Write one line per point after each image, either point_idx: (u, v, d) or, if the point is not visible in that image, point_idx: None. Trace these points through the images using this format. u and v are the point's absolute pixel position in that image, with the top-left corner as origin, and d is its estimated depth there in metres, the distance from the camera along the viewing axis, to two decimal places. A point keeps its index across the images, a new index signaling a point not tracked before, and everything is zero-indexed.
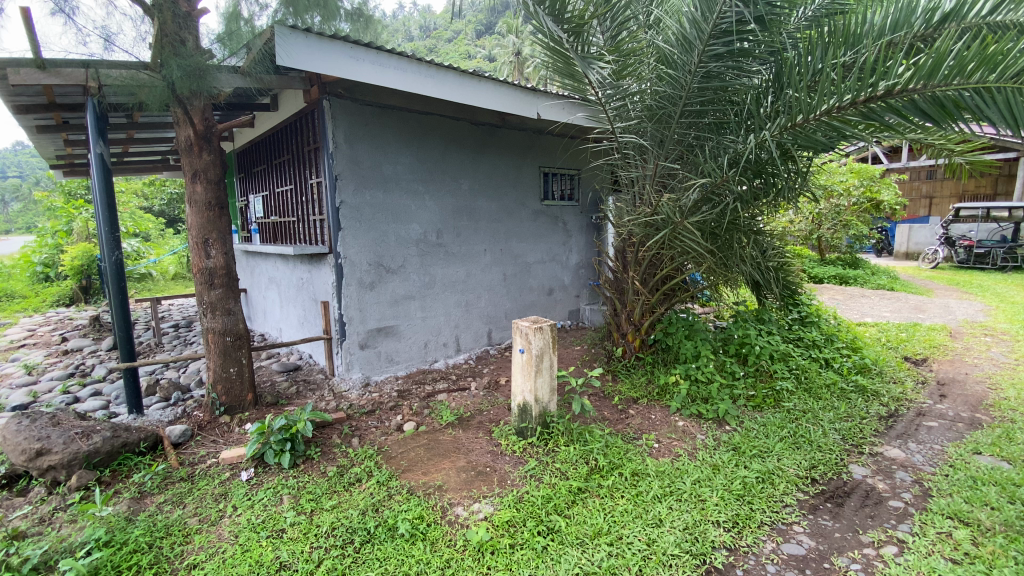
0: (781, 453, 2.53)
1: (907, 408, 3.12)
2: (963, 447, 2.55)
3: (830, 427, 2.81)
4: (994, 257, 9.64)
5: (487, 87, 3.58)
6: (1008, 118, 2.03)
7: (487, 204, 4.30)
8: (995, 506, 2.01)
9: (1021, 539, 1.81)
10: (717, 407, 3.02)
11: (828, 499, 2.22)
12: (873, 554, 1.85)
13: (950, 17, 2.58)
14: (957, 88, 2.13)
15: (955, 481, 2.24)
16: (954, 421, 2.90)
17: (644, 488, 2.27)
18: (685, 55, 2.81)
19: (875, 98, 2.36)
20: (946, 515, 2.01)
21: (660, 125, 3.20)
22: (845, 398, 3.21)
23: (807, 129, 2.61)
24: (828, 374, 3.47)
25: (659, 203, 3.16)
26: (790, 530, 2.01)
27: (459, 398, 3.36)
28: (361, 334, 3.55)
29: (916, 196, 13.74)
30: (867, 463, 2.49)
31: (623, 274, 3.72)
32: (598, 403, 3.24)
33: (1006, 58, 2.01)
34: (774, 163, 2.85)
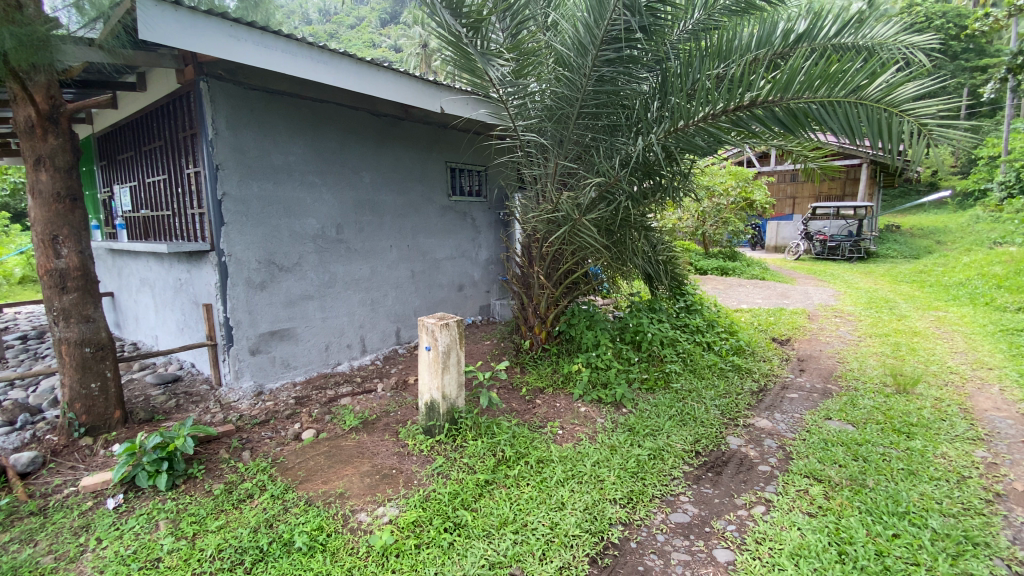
0: (670, 430, 2.75)
1: (774, 382, 3.54)
2: (817, 414, 2.94)
3: (711, 403, 3.11)
4: (842, 250, 11.22)
5: (386, 77, 3.48)
6: (846, 128, 2.38)
7: (391, 198, 4.17)
8: (841, 464, 2.35)
9: (861, 490, 2.12)
10: (616, 392, 3.21)
11: (709, 469, 2.45)
12: (746, 515, 2.07)
13: (804, 37, 2.96)
14: (807, 101, 2.43)
15: (810, 444, 2.57)
16: (811, 392, 3.34)
17: (548, 474, 2.35)
18: (580, 59, 2.93)
19: (742, 108, 2.62)
20: (804, 474, 2.30)
21: (559, 125, 3.32)
22: (724, 376, 3.57)
23: (688, 133, 2.84)
24: (710, 356, 3.84)
25: (559, 200, 3.29)
26: (677, 501, 2.19)
27: (363, 401, 3.25)
28: (251, 338, 3.29)
29: (782, 196, 15.57)
30: (741, 434, 2.79)
31: (528, 269, 3.80)
32: (507, 395, 3.30)
33: (844, 76, 2.34)
34: (660, 164, 3.07)
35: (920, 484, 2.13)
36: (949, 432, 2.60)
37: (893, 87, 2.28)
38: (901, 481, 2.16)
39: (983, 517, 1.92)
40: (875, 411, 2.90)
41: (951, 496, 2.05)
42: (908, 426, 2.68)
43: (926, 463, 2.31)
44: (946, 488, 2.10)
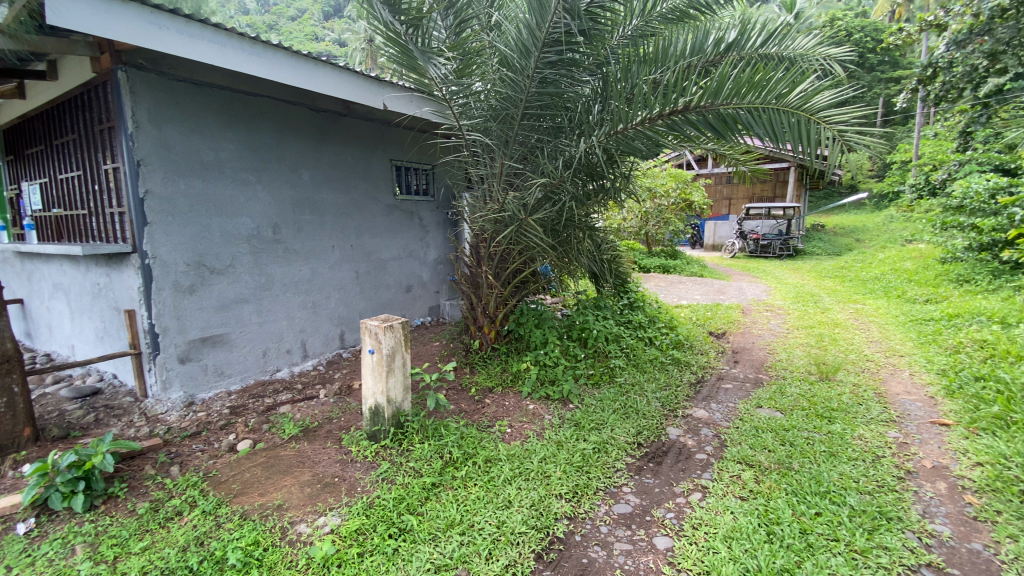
0: (614, 423, 2.83)
1: (711, 374, 3.72)
2: (749, 403, 3.11)
3: (652, 396, 3.23)
4: (774, 248, 11.95)
5: (325, 72, 3.37)
6: (770, 132, 2.52)
7: (333, 197, 4.04)
8: (770, 449, 2.49)
9: (788, 473, 2.26)
10: (562, 388, 3.27)
11: (651, 459, 2.55)
12: (684, 502, 2.16)
13: (732, 47, 3.13)
14: (735, 106, 2.57)
15: (743, 431, 2.72)
16: (744, 382, 3.54)
17: (495, 473, 2.36)
18: (524, 60, 2.95)
19: (676, 112, 2.74)
20: (737, 460, 2.43)
21: (504, 125, 3.33)
22: (664, 369, 3.71)
23: (627, 136, 2.92)
24: (652, 351, 3.99)
25: (505, 200, 3.31)
26: (620, 492, 2.26)
27: (304, 408, 3.13)
28: (180, 346, 3.10)
29: (718, 198, 16.38)
30: (680, 424, 2.91)
31: (477, 269, 3.78)
32: (455, 396, 3.28)
33: (768, 84, 2.48)
34: (603, 167, 3.14)
35: (839, 464, 2.30)
36: (865, 415, 2.83)
37: (810, 95, 2.46)
38: (823, 463, 2.32)
39: (894, 492, 2.09)
40: (801, 398, 3.11)
41: (866, 474, 2.22)
42: (829, 411, 2.89)
43: (844, 444, 2.49)
44: (861, 467, 2.27)
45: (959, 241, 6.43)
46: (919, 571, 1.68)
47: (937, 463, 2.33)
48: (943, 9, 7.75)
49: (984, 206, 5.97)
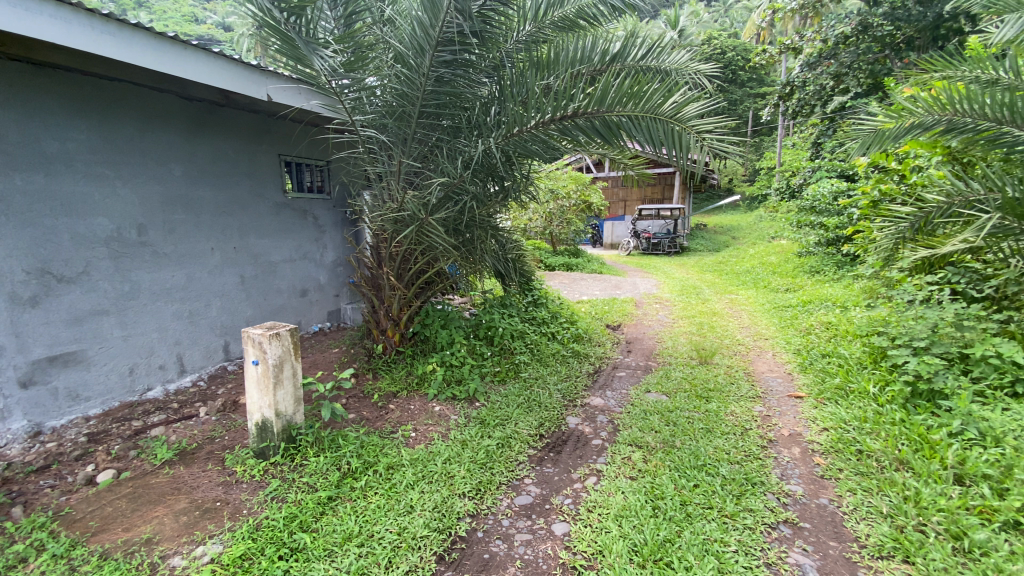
0: (517, 418, 2.90)
1: (607, 364, 3.95)
2: (640, 388, 3.36)
3: (554, 388, 3.35)
4: (663, 245, 12.97)
5: (196, 58, 3.06)
6: (648, 139, 2.73)
7: (211, 195, 3.70)
8: (656, 430, 2.71)
9: (671, 450, 2.47)
10: (468, 387, 3.28)
11: (551, 449, 2.64)
12: (581, 487, 2.27)
13: (617, 58, 3.28)
14: (618, 114, 2.75)
15: (634, 415, 2.92)
16: (636, 369, 3.80)
17: (397, 479, 2.31)
18: (419, 58, 2.92)
19: (567, 117, 2.88)
20: (628, 443, 2.61)
21: (400, 122, 3.27)
22: (565, 362, 3.87)
23: (523, 139, 3.03)
24: (554, 345, 4.14)
25: (404, 199, 3.20)
26: (522, 484, 2.32)
27: (181, 429, 2.83)
28: (20, 368, 2.65)
29: (614, 199, 17.41)
30: (579, 413, 3.06)
31: (378, 270, 3.64)
32: (356, 404, 3.16)
33: (646, 94, 2.68)
34: (501, 168, 3.25)
35: (713, 439, 2.56)
36: (736, 393, 3.17)
37: (681, 106, 2.66)
38: (701, 439, 2.56)
39: (758, 460, 2.35)
40: (683, 381, 3.41)
41: (736, 445, 2.49)
42: (707, 391, 3.20)
43: (719, 421, 2.77)
44: (733, 440, 2.54)
45: (810, 237, 7.45)
46: (777, 527, 1.91)
47: (794, 431, 2.67)
48: (798, 35, 8.89)
49: (828, 207, 6.97)
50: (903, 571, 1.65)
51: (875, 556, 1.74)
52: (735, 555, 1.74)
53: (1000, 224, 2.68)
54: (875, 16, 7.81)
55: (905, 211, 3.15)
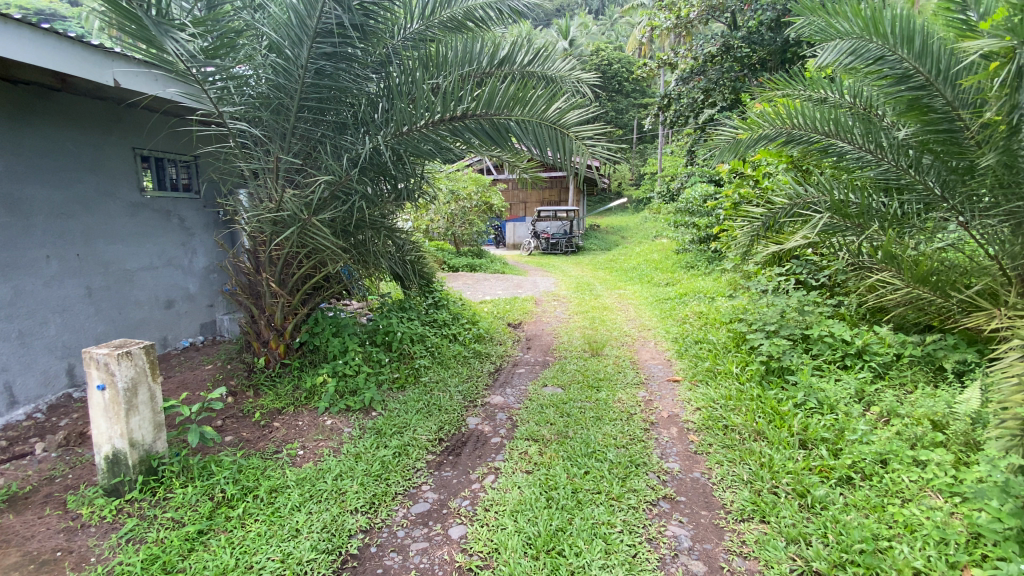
0: (415, 424, 2.83)
1: (507, 361, 3.99)
2: (537, 383, 3.45)
3: (454, 390, 3.32)
4: (562, 245, 13.51)
5: (21, 32, 2.57)
6: (535, 144, 2.81)
7: (45, 193, 3.14)
8: (551, 422, 2.80)
9: (565, 440, 2.56)
10: (363, 397, 3.12)
11: (451, 452, 2.61)
12: (479, 487, 2.26)
13: (505, 61, 3.36)
14: (506, 118, 2.80)
15: (531, 410, 2.98)
16: (534, 365, 3.89)
17: (281, 502, 2.13)
18: (296, 49, 2.75)
19: (457, 118, 2.87)
20: (525, 438, 2.66)
21: (277, 116, 3.03)
22: (467, 363, 3.84)
23: (413, 139, 2.96)
24: (455, 347, 4.06)
25: (283, 199, 2.97)
26: (419, 492, 2.26)
27: (9, 472, 2.37)
28: None
29: (514, 201, 17.77)
30: (479, 413, 3.05)
31: (256, 277, 3.35)
32: (234, 425, 2.87)
33: (531, 100, 2.76)
34: (390, 166, 3.14)
35: (602, 426, 2.70)
36: (623, 380, 3.39)
37: (563, 113, 2.77)
38: (592, 427, 2.69)
39: (642, 442, 2.53)
40: (577, 373, 3.57)
41: (622, 430, 2.65)
42: (598, 381, 3.38)
43: (608, 408, 2.93)
44: (619, 426, 2.70)
45: (687, 236, 8.21)
46: (657, 503, 2.06)
47: (672, 412, 2.92)
48: (673, 52, 9.73)
49: (701, 209, 7.72)
50: (761, 530, 1.87)
51: (738, 519, 1.94)
52: (620, 535, 1.85)
53: (830, 223, 3.12)
54: (735, 39, 8.79)
55: (758, 212, 3.59)
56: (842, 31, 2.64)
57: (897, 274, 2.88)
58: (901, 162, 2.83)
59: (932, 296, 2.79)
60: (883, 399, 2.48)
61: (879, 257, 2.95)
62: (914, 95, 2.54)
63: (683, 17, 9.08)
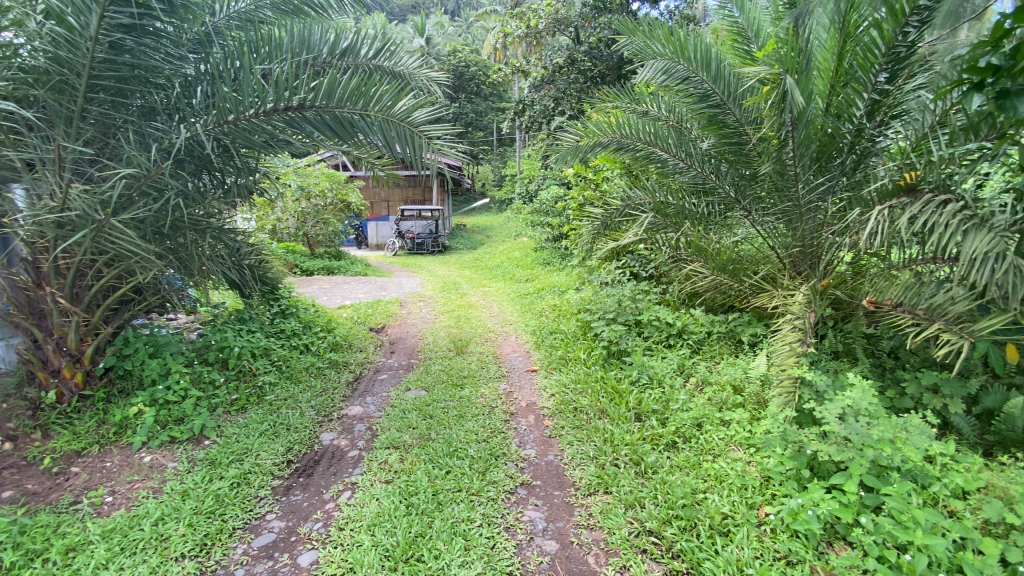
0: (258, 448, 2.55)
1: (368, 368, 3.79)
2: (400, 388, 3.33)
3: (306, 406, 3.06)
4: (427, 245, 13.33)
5: None
6: (383, 140, 2.71)
7: None
8: (414, 426, 2.72)
9: (426, 443, 2.51)
10: (193, 425, 2.71)
11: (301, 473, 2.39)
12: (333, 506, 2.11)
13: (348, 52, 3.19)
14: (349, 111, 2.66)
15: (392, 416, 2.88)
16: (397, 370, 3.76)
17: (80, 563, 1.76)
18: (80, 19, 2.23)
19: (292, 109, 2.62)
20: (385, 446, 2.55)
21: (59, 96, 2.47)
22: (321, 375, 3.55)
23: (242, 128, 2.65)
24: (306, 358, 3.72)
25: (68, 196, 2.45)
26: (262, 523, 2.03)
27: None
28: None
29: (375, 199, 17.07)
30: (335, 427, 2.85)
31: (36, 292, 2.72)
32: (12, 477, 2.30)
33: (375, 94, 2.66)
34: (215, 159, 2.79)
35: (464, 422, 2.72)
36: (486, 375, 3.47)
37: (410, 110, 2.71)
38: (454, 425, 2.69)
39: (501, 434, 2.60)
40: (441, 372, 3.54)
41: (484, 425, 2.70)
42: (462, 379, 3.40)
43: (471, 405, 2.96)
44: (481, 420, 2.75)
45: (544, 235, 8.68)
46: (515, 491, 2.13)
47: (530, 400, 3.06)
48: (525, 60, 10.29)
49: (556, 209, 8.22)
50: (605, 500, 2.04)
51: (586, 493, 2.10)
52: (480, 529, 1.88)
53: (654, 222, 3.61)
54: (579, 53, 9.53)
55: (597, 211, 3.92)
56: (658, 52, 2.98)
57: (703, 265, 3.47)
58: (704, 171, 3.29)
59: (731, 282, 3.41)
60: (699, 371, 2.90)
61: (690, 251, 3.51)
62: (712, 112, 2.96)
63: (533, 27, 9.80)
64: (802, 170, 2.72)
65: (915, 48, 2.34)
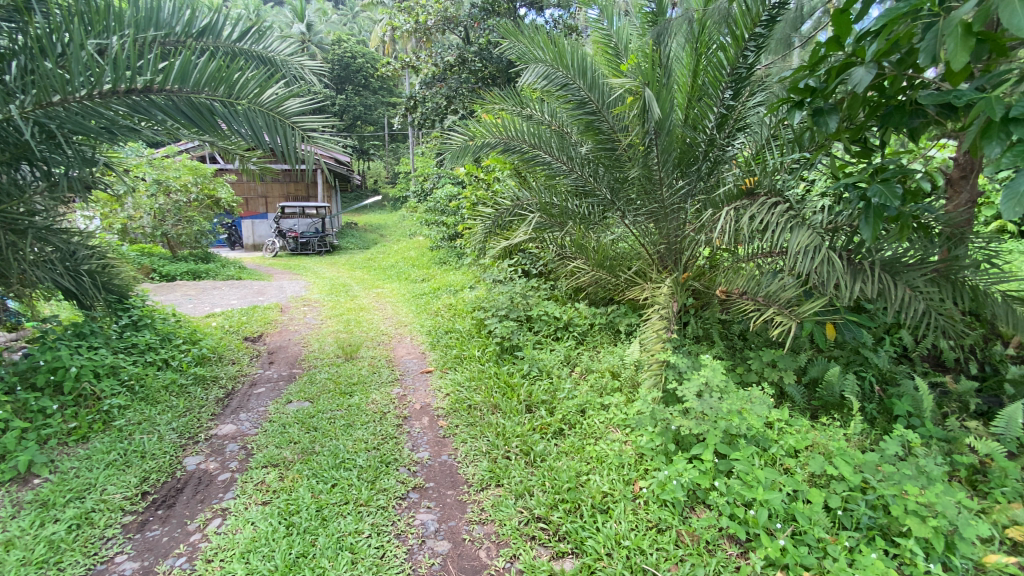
0: (105, 481, 2.22)
1: (242, 382, 3.46)
2: (279, 401, 3.09)
3: (166, 429, 2.72)
4: (312, 245, 12.51)
5: None
6: (250, 130, 2.48)
7: None
8: (295, 441, 2.54)
9: (310, 457, 2.36)
10: (15, 463, 2.27)
11: (159, 506, 2.12)
12: (199, 538, 1.90)
13: (207, 32, 2.90)
14: (207, 97, 2.40)
15: (269, 432, 2.66)
16: (277, 382, 3.48)
17: None
18: None
19: (135, 91, 2.26)
20: (262, 465, 2.35)
21: None
22: (184, 393, 3.17)
23: (70, 112, 2.22)
24: (165, 375, 3.29)
25: None
26: (110, 566, 1.77)
27: None
28: None
29: (252, 196, 15.60)
30: (202, 450, 2.56)
31: None
32: None
33: (238, 80, 2.44)
34: (37, 146, 2.36)
35: (352, 432, 2.60)
36: (377, 381, 3.34)
37: (281, 99, 2.54)
38: (341, 436, 2.56)
39: (393, 439, 2.53)
40: (328, 381, 3.34)
41: (374, 432, 2.60)
42: (350, 386, 3.24)
43: (360, 412, 2.84)
44: (371, 428, 2.65)
45: (438, 234, 8.61)
46: (406, 496, 2.09)
47: (424, 402, 3.01)
48: (415, 56, 10.11)
49: (450, 209, 8.19)
50: (496, 494, 2.09)
51: (478, 489, 2.13)
52: (368, 540, 1.82)
53: (541, 222, 3.80)
54: (469, 53, 9.57)
55: (489, 211, 4.04)
56: (539, 58, 3.07)
57: (583, 262, 3.87)
58: (585, 172, 3.44)
59: (608, 277, 3.77)
60: (583, 361, 3.09)
61: (571, 249, 3.92)
62: (589, 119, 3.17)
63: (422, 22, 9.54)
64: (665, 174, 3.01)
65: (753, 70, 2.70)
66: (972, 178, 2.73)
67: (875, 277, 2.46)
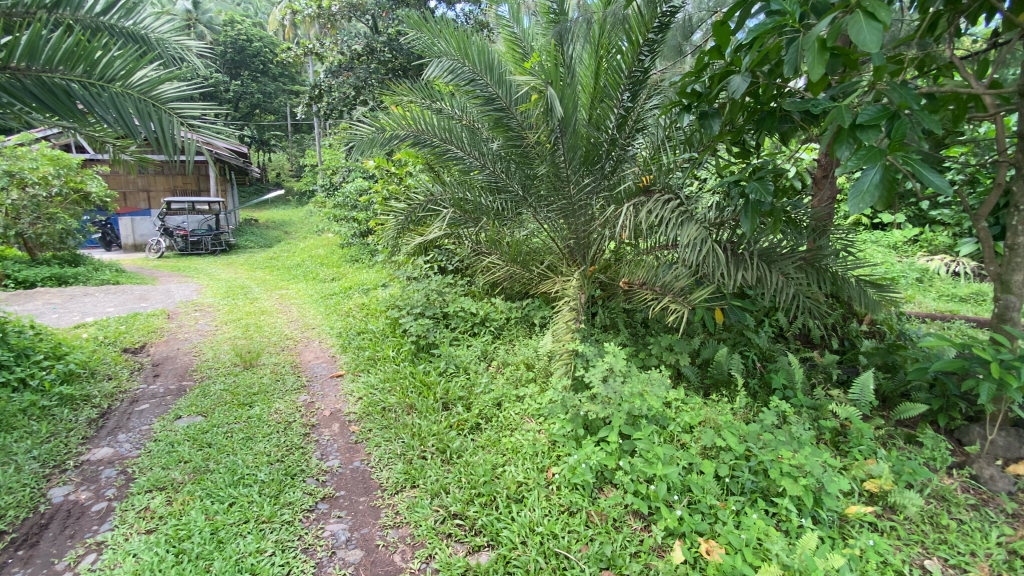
0: None
1: (121, 400, 3.08)
2: (166, 418, 2.80)
3: (24, 458, 2.36)
4: (205, 245, 11.48)
5: None
6: (117, 116, 2.22)
7: None
8: (185, 460, 2.32)
9: (203, 477, 2.17)
10: None
11: (18, 547, 1.84)
12: None
13: (62, 3, 2.42)
14: (64, 77, 2.12)
15: (155, 452, 2.41)
16: (164, 397, 3.14)
17: None
18: None
19: None
20: (146, 490, 2.12)
21: None
22: (47, 417, 2.77)
23: None
24: (21, 397, 2.84)
25: None
26: None
27: None
28: None
29: (131, 189, 13.90)
30: (71, 479, 2.26)
31: None
32: None
33: (102, 59, 2.18)
34: None
35: (252, 445, 2.42)
36: (281, 389, 3.14)
37: (155, 83, 2.33)
38: (240, 450, 2.38)
39: (299, 450, 2.40)
40: (223, 393, 3.07)
41: (277, 444, 2.44)
42: (250, 397, 3.01)
43: (261, 424, 2.66)
44: (274, 439, 2.49)
45: (348, 231, 8.27)
46: (315, 508, 2.00)
47: (334, 408, 2.88)
48: (319, 42, 9.59)
49: (360, 204, 7.89)
50: (411, 495, 2.06)
51: (392, 493, 2.08)
52: (271, 558, 1.71)
53: (454, 217, 3.78)
54: (377, 43, 9.25)
55: (400, 206, 3.96)
56: (442, 50, 3.05)
57: (498, 257, 3.91)
58: (497, 169, 3.47)
59: (522, 271, 3.86)
60: (499, 355, 3.15)
61: (485, 245, 3.92)
62: (497, 115, 3.15)
63: (326, 8, 9.17)
64: (572, 172, 3.12)
65: (647, 74, 2.87)
66: (832, 177, 3.10)
67: (753, 266, 2.73)
